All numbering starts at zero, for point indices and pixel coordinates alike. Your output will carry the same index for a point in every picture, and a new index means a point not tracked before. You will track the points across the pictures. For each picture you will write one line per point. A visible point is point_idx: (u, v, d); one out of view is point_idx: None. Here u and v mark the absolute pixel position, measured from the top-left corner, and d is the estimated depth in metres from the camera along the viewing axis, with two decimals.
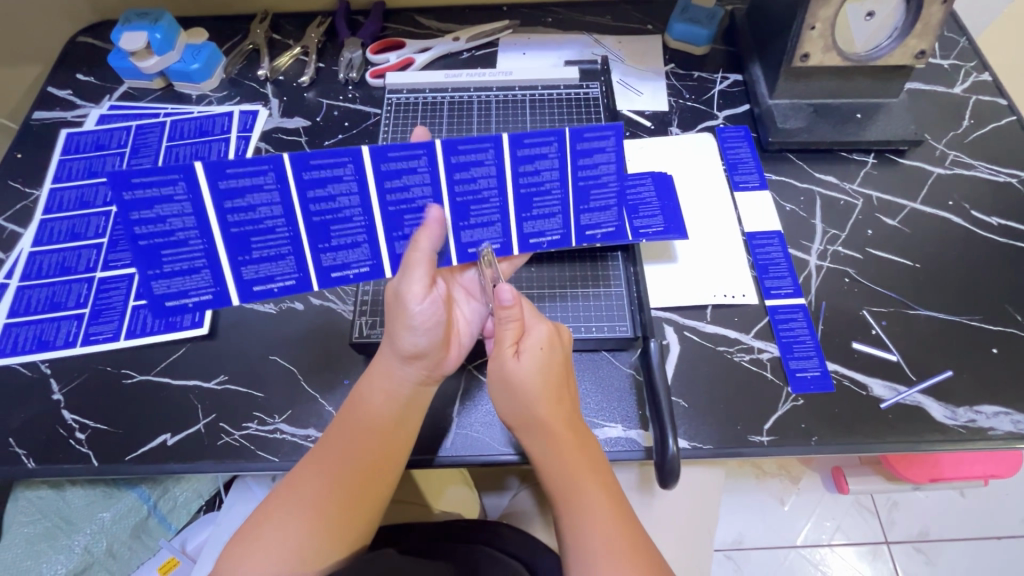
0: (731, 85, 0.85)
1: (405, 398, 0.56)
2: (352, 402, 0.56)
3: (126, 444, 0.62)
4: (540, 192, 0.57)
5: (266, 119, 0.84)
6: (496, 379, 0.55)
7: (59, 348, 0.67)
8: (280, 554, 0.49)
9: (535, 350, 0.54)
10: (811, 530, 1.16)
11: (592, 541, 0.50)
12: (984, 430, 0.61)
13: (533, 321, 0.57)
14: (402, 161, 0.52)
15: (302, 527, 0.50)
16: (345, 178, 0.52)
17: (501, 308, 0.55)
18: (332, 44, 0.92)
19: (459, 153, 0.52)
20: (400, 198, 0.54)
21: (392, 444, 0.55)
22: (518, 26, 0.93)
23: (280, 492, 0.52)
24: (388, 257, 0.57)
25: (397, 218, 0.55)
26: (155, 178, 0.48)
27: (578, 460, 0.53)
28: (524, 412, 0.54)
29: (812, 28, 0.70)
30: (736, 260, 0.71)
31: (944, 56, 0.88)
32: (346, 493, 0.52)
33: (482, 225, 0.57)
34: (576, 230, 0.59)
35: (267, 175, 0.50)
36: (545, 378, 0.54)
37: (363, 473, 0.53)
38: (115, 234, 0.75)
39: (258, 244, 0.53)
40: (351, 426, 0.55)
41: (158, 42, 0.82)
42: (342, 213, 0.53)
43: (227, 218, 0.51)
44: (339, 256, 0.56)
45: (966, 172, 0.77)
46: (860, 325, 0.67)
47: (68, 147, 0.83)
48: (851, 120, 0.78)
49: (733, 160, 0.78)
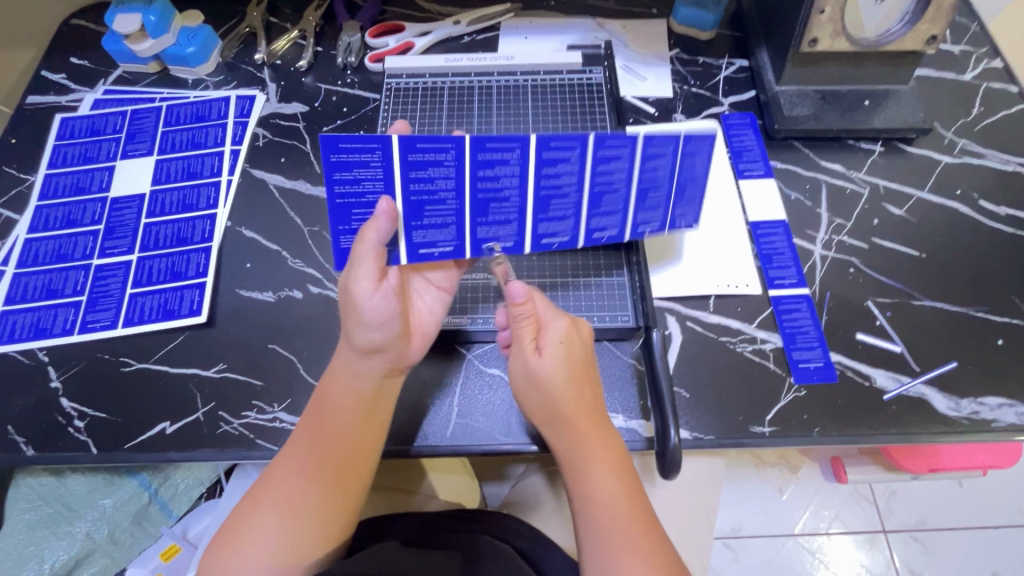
0: (737, 71, 0.84)
1: (367, 398, 0.54)
2: (319, 400, 0.55)
3: (124, 433, 0.62)
4: (609, 189, 0.59)
5: (263, 105, 0.83)
6: (522, 375, 0.54)
7: (56, 336, 0.67)
8: (258, 555, 0.50)
9: (555, 346, 0.54)
10: (809, 519, 1.17)
11: (609, 533, 0.50)
12: (988, 422, 0.60)
13: (550, 315, 0.56)
14: (561, 151, 0.55)
15: (274, 530, 0.51)
16: (511, 162, 0.55)
17: (513, 306, 0.53)
18: (330, 27, 0.90)
19: (606, 147, 0.56)
20: (552, 184, 0.57)
21: (358, 444, 0.54)
22: (520, 9, 0.91)
23: (258, 490, 0.53)
24: (471, 240, 0.58)
25: (483, 205, 0.57)
26: (357, 144, 0.51)
27: (597, 454, 0.53)
28: (549, 409, 0.54)
29: (821, 12, 0.68)
30: (741, 250, 0.70)
31: (955, 42, 0.86)
32: (318, 497, 0.52)
33: (558, 219, 0.59)
34: (669, 221, 0.63)
35: (448, 153, 0.52)
36: (568, 372, 0.53)
37: (332, 476, 0.53)
38: (112, 221, 0.74)
39: (430, 213, 0.55)
40: (316, 427, 0.54)
41: (152, 24, 0.80)
42: (502, 193, 0.56)
43: (409, 187, 0.53)
44: (492, 230, 0.59)
45: (975, 160, 0.76)
46: (864, 315, 0.66)
47: (63, 132, 0.82)
48: (859, 107, 0.76)
49: (737, 148, 0.77)
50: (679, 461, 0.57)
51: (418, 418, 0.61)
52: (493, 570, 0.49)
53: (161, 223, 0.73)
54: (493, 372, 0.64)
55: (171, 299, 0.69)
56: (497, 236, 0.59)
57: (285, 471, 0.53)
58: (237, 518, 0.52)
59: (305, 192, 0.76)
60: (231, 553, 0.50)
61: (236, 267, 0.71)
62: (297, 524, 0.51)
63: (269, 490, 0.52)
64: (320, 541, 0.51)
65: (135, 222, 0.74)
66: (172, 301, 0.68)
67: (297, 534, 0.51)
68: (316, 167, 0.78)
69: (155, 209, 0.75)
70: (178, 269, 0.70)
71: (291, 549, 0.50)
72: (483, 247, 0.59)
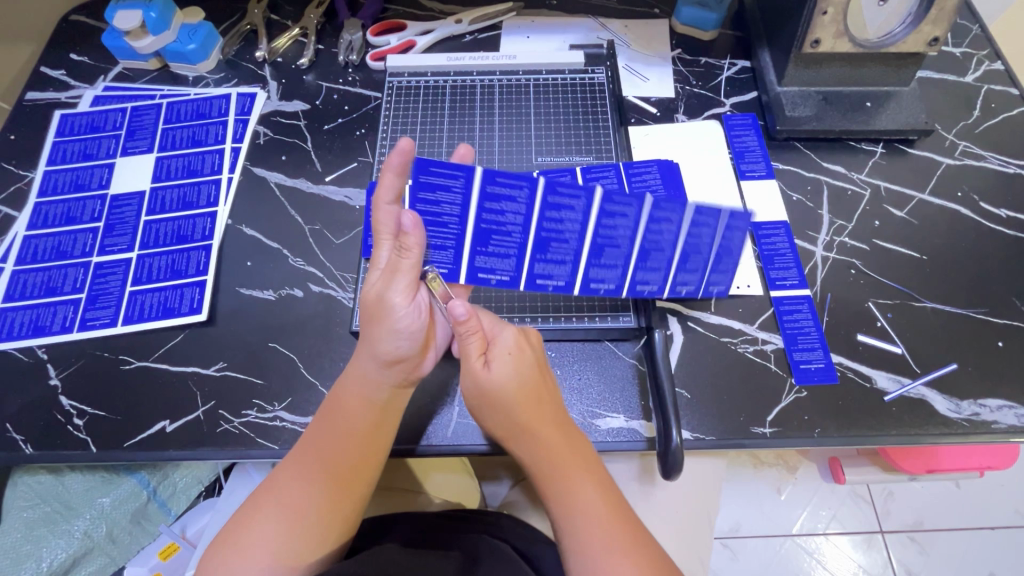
0: (739, 72, 0.84)
1: (379, 409, 0.55)
2: (329, 405, 0.55)
3: (124, 431, 0.62)
4: (657, 247, 0.60)
5: (264, 103, 0.82)
6: (474, 391, 0.54)
7: (56, 334, 0.66)
8: (255, 563, 0.49)
9: (504, 358, 0.54)
10: (807, 520, 1.17)
11: (583, 531, 0.51)
12: (988, 424, 0.60)
13: (495, 329, 0.56)
14: (620, 208, 0.56)
15: (273, 539, 0.50)
16: (577, 209, 0.56)
17: (457, 325, 0.52)
18: (332, 25, 0.89)
19: (660, 210, 0.56)
20: (607, 234, 0.59)
21: (365, 454, 0.54)
22: (522, 8, 0.90)
23: (257, 498, 0.53)
24: (528, 273, 0.61)
25: (544, 243, 0.59)
26: (446, 168, 0.53)
27: (559, 455, 0.53)
28: (506, 418, 0.54)
29: (824, 12, 0.68)
30: (743, 251, 0.70)
31: (957, 44, 0.86)
32: (321, 506, 0.51)
33: (609, 267, 0.61)
34: (703, 288, 0.64)
35: (522, 191, 0.55)
36: (520, 379, 0.53)
37: (335, 486, 0.52)
38: (112, 218, 0.74)
39: (496, 242, 0.59)
40: (325, 438, 0.54)
41: (152, 21, 0.80)
42: (563, 235, 0.59)
43: (482, 215, 0.56)
44: (548, 267, 0.61)
45: (976, 163, 0.76)
46: (865, 317, 0.66)
47: (62, 129, 0.81)
48: (860, 109, 0.77)
49: (740, 148, 0.77)
50: (680, 463, 0.57)
51: (418, 418, 0.61)
52: (494, 569, 0.49)
53: (161, 221, 0.73)
54: None
55: (170, 297, 0.68)
56: (552, 274, 0.61)
57: (288, 481, 0.52)
58: (234, 526, 0.51)
59: (306, 190, 0.76)
60: (227, 556, 0.49)
61: (238, 265, 0.71)
62: (297, 534, 0.50)
63: (271, 499, 0.52)
64: (319, 551, 0.51)
65: (135, 219, 0.73)
66: (172, 299, 0.68)
67: (295, 543, 0.50)
68: (317, 165, 0.77)
69: (154, 206, 0.74)
70: (178, 268, 0.70)
71: (289, 559, 0.49)
72: (537, 282, 0.62)
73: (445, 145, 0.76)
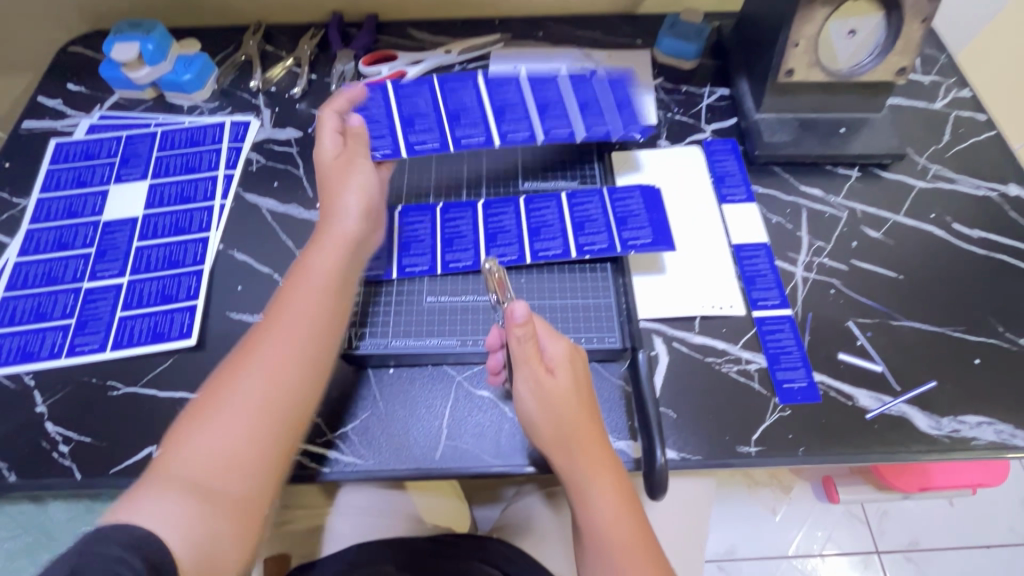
0: (719, 99, 0.87)
1: (332, 289, 0.58)
2: (284, 307, 0.56)
3: (109, 458, 0.61)
4: (631, 215, 0.70)
5: (257, 130, 0.84)
6: (534, 399, 0.54)
7: (44, 360, 0.66)
8: (205, 453, 0.47)
9: (565, 368, 0.55)
10: (802, 540, 1.17)
11: (613, 553, 0.51)
12: (967, 440, 0.61)
13: (548, 338, 0.56)
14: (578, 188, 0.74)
15: (236, 426, 0.49)
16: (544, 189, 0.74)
17: (515, 327, 0.52)
18: (325, 55, 0.92)
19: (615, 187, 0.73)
20: (580, 209, 0.71)
21: (316, 349, 0.54)
22: (509, 39, 0.94)
23: (205, 396, 0.50)
24: (530, 250, 0.69)
25: (536, 230, 0.70)
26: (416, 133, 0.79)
27: (602, 478, 0.53)
28: (563, 435, 0.53)
29: (795, 44, 0.72)
30: (724, 271, 0.71)
31: (926, 72, 0.90)
32: (269, 400, 0.50)
33: (596, 233, 0.69)
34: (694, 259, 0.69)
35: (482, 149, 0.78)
36: (578, 395, 0.55)
37: (287, 381, 0.52)
38: (103, 245, 0.74)
39: (495, 225, 0.71)
40: (281, 325, 0.54)
41: (149, 53, 0.82)
42: (548, 214, 0.71)
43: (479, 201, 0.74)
44: (546, 245, 0.69)
45: (947, 185, 0.79)
46: (846, 336, 0.67)
47: (57, 157, 0.82)
48: (835, 135, 0.79)
49: (721, 173, 0.79)
50: (666, 482, 0.57)
51: (406, 443, 0.61)
52: None
53: (153, 246, 0.74)
54: (483, 395, 0.64)
55: (160, 322, 0.69)
56: (549, 246, 0.69)
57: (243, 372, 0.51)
58: (183, 428, 0.49)
59: (298, 216, 0.77)
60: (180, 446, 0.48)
61: (228, 290, 0.72)
62: (262, 421, 0.50)
63: (223, 392, 0.50)
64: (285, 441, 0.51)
65: (127, 245, 0.74)
66: (162, 324, 0.68)
67: (260, 429, 0.49)
68: (309, 191, 0.79)
69: (147, 232, 0.75)
70: (169, 292, 0.71)
71: (256, 444, 0.49)
72: (540, 257, 0.68)
73: (434, 175, 0.77)
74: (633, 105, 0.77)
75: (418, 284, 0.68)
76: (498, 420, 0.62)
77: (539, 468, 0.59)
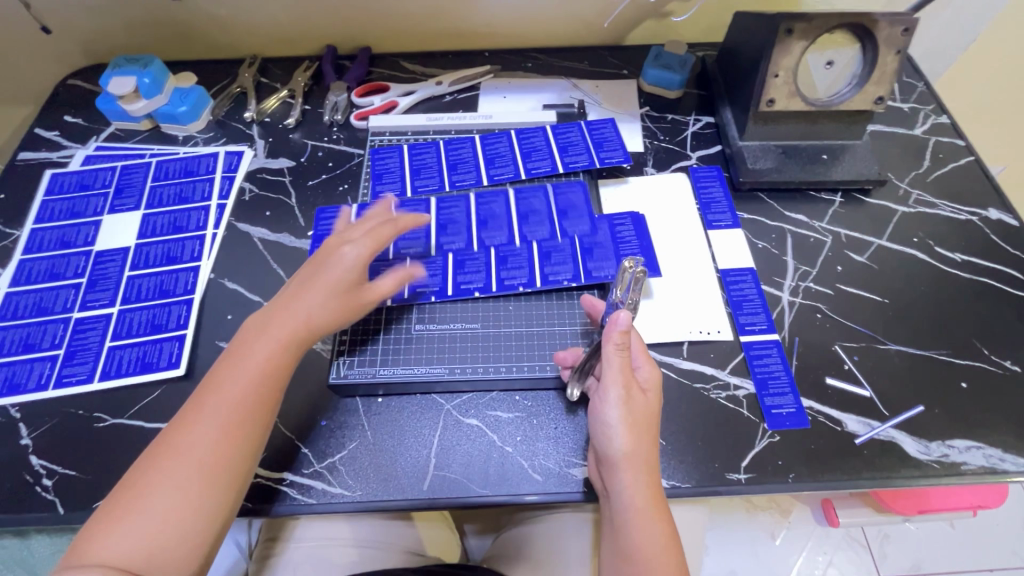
0: (704, 127, 0.89)
1: (264, 375, 0.55)
2: (213, 387, 0.54)
3: (93, 491, 0.60)
4: (598, 245, 0.72)
5: (251, 160, 0.86)
6: (621, 406, 0.56)
7: (30, 391, 0.66)
8: (126, 542, 0.46)
9: (653, 389, 0.58)
10: (804, 565, 1.15)
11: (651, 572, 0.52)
12: (957, 465, 0.61)
13: (642, 357, 0.59)
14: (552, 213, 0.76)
15: (170, 507, 0.48)
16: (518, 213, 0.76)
17: (615, 333, 0.57)
18: (318, 86, 0.94)
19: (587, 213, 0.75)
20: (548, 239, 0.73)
21: (238, 434, 0.52)
22: (499, 70, 0.96)
23: (147, 467, 0.50)
24: (495, 280, 0.70)
25: (503, 258, 0.72)
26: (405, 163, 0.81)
27: (653, 509, 0.54)
28: (638, 448, 0.55)
29: (775, 75, 0.75)
30: (710, 296, 0.72)
31: (904, 100, 0.92)
32: (191, 490, 0.49)
33: (561, 264, 0.71)
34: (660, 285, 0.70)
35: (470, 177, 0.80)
36: (656, 416, 0.58)
37: (209, 472, 0.50)
38: (95, 275, 0.75)
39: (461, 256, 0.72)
40: (207, 409, 0.53)
41: (146, 87, 0.84)
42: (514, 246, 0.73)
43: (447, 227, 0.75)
44: (511, 274, 0.71)
45: (929, 210, 0.80)
46: (833, 360, 0.68)
47: (52, 188, 0.83)
48: (817, 161, 0.81)
49: (706, 200, 0.80)
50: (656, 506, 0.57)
51: (394, 472, 0.60)
52: None
53: (144, 276, 0.74)
54: (471, 423, 0.64)
55: (149, 352, 0.69)
56: (515, 277, 0.70)
57: (188, 446, 0.51)
58: (121, 499, 0.49)
59: (290, 244, 0.78)
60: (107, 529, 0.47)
61: (218, 319, 0.72)
62: (194, 506, 0.49)
63: (163, 468, 0.50)
64: (212, 533, 0.49)
65: (118, 275, 0.75)
66: (151, 353, 0.68)
67: (191, 519, 0.48)
68: (301, 220, 0.80)
69: (138, 261, 0.76)
70: (159, 322, 0.71)
71: (176, 533, 0.48)
72: (505, 286, 0.70)
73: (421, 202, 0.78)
74: (610, 141, 0.82)
75: (408, 313, 0.69)
76: (488, 448, 0.62)
77: (533, 497, 0.59)
